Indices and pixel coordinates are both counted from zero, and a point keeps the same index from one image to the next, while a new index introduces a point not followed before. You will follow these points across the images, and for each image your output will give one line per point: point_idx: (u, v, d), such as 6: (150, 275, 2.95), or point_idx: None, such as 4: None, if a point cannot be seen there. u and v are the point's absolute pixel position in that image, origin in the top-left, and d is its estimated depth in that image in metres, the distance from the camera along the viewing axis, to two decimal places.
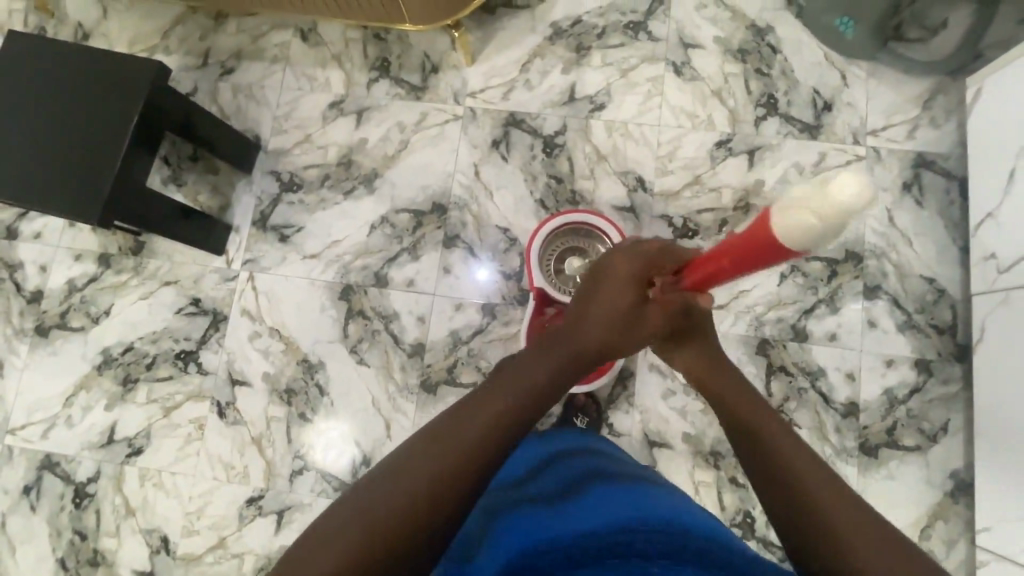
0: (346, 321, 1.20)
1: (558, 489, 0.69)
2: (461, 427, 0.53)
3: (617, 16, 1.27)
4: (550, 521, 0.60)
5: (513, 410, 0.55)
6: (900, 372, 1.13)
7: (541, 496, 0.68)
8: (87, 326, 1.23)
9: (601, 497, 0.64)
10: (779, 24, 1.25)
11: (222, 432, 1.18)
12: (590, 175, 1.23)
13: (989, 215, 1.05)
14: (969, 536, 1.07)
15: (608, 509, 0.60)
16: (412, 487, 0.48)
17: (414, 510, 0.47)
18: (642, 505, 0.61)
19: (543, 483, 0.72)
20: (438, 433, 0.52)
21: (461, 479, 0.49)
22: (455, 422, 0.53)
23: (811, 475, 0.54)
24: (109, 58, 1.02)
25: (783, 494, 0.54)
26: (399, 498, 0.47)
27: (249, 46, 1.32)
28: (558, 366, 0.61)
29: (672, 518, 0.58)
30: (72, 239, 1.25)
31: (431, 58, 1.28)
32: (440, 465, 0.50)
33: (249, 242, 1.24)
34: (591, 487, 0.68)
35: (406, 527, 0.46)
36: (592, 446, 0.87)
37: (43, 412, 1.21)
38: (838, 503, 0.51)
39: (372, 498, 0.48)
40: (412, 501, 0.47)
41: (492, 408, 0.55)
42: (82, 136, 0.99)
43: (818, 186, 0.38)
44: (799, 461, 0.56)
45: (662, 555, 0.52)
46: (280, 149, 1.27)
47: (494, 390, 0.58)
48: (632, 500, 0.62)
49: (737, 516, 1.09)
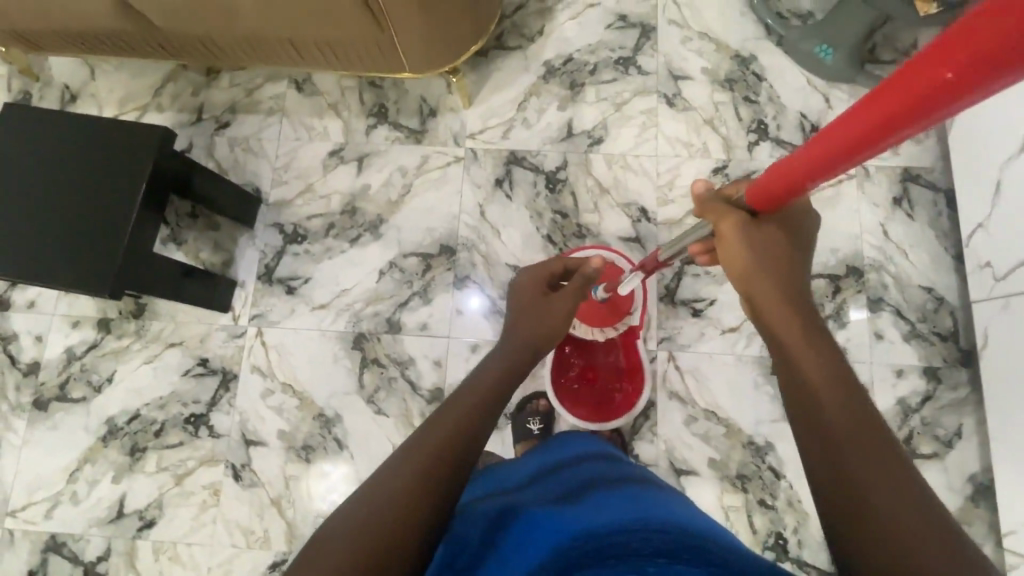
0: (361, 370, 1.18)
1: (559, 494, 0.67)
2: (436, 426, 0.59)
3: (607, 52, 1.31)
4: (553, 522, 0.57)
5: (473, 408, 0.63)
6: (911, 381, 1.16)
7: (542, 498, 0.66)
8: (89, 395, 1.18)
9: (603, 501, 0.62)
10: (762, 53, 1.30)
11: (239, 496, 1.14)
12: (594, 209, 1.25)
13: (980, 226, 1.10)
14: (994, 539, 1.09)
15: (607, 511, 0.58)
16: (399, 491, 0.52)
17: (401, 510, 0.50)
18: (638, 507, 0.59)
19: (548, 492, 0.68)
20: (417, 439, 0.58)
21: (439, 469, 0.54)
22: (433, 425, 0.60)
23: (857, 445, 0.51)
24: (110, 126, 1.00)
25: (820, 482, 0.52)
26: (392, 502, 0.51)
27: (243, 99, 1.32)
28: (504, 375, 0.72)
29: (660, 512, 0.57)
30: (69, 306, 1.21)
31: (428, 102, 1.30)
32: (417, 470, 0.54)
33: (256, 297, 1.22)
34: (591, 492, 0.66)
35: (398, 524, 0.49)
36: (595, 448, 0.84)
37: (46, 490, 1.15)
38: (885, 478, 0.49)
39: (362, 512, 0.50)
40: (398, 503, 0.51)
41: (460, 407, 0.63)
42: (84, 208, 0.97)
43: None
44: (838, 433, 0.52)
45: (656, 554, 0.50)
46: (282, 201, 1.26)
47: (460, 396, 0.65)
48: (629, 502, 0.60)
49: (769, 538, 1.10)
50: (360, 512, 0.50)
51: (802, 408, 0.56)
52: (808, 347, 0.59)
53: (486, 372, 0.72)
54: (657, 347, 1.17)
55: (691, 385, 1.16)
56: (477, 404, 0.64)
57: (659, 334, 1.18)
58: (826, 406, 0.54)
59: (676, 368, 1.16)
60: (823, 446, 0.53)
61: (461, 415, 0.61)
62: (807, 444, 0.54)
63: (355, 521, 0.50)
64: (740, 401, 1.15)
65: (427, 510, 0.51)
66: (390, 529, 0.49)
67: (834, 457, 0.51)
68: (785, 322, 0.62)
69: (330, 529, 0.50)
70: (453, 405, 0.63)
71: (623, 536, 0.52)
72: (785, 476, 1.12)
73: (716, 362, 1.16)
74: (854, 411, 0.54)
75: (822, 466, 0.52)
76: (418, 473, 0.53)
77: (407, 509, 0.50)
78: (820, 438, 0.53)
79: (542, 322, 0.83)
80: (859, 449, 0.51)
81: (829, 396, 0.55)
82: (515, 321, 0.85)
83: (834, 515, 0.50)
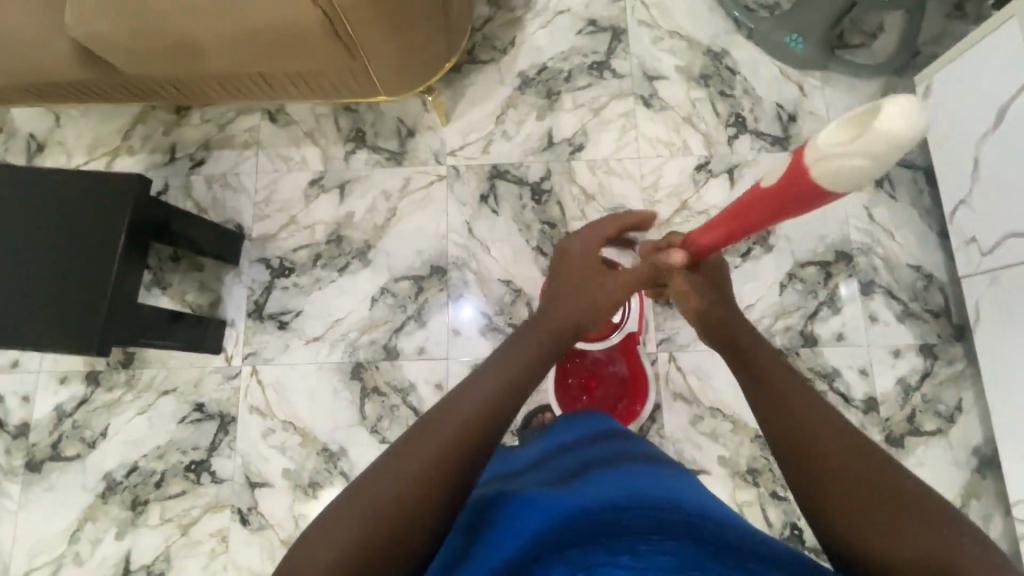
0: (362, 401, 1.17)
1: (556, 475, 0.61)
2: (446, 421, 0.54)
3: (580, 58, 1.31)
4: (544, 503, 0.53)
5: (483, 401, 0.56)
6: (909, 360, 1.17)
7: (539, 481, 0.61)
8: (83, 452, 1.15)
9: (599, 477, 0.57)
10: (733, 47, 1.31)
11: (248, 541, 1.11)
12: (582, 216, 1.24)
13: (962, 202, 1.11)
14: (1003, 509, 1.11)
15: (600, 488, 0.54)
16: (395, 495, 0.48)
17: (396, 513, 0.47)
18: (637, 484, 0.54)
19: (545, 474, 0.63)
20: (419, 429, 0.53)
21: (442, 474, 0.50)
22: (442, 419, 0.54)
23: (835, 447, 0.51)
24: (82, 177, 0.98)
25: (799, 477, 0.51)
26: (386, 506, 0.47)
27: (217, 134, 1.29)
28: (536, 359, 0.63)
29: (658, 488, 0.54)
30: (55, 361, 1.18)
31: (405, 122, 1.29)
32: (414, 470, 0.49)
33: (248, 335, 1.20)
34: (588, 470, 0.60)
35: (393, 528, 0.46)
36: (600, 421, 0.77)
37: (47, 553, 1.12)
38: (869, 467, 0.49)
39: (355, 514, 0.47)
40: (394, 507, 0.47)
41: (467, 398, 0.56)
42: (64, 264, 0.94)
43: (868, 113, 0.39)
44: (802, 428, 0.54)
45: (650, 530, 0.47)
46: (266, 235, 1.24)
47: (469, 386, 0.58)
48: (625, 477, 0.56)
49: (785, 531, 1.10)
50: (352, 509, 0.47)
51: (769, 410, 0.58)
52: (768, 362, 0.63)
53: (510, 360, 0.62)
54: (657, 350, 1.17)
55: (694, 384, 1.16)
56: (489, 400, 0.56)
57: (658, 336, 1.18)
58: (795, 412, 0.56)
59: (678, 369, 1.16)
60: (796, 444, 0.53)
61: (477, 413, 0.55)
62: (779, 442, 0.55)
63: (344, 514, 0.47)
64: (743, 396, 1.15)
65: (424, 515, 0.48)
66: (384, 534, 0.46)
67: (805, 457, 0.52)
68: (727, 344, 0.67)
69: (319, 525, 0.47)
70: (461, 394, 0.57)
71: (615, 512, 0.49)
72: None
73: (716, 359, 1.16)
74: (824, 414, 0.55)
75: (796, 458, 0.52)
76: (416, 475, 0.49)
77: (401, 510, 0.47)
78: (798, 436, 0.54)
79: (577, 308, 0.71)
80: (836, 449, 0.51)
81: (796, 403, 0.57)
82: (553, 301, 0.73)
83: (815, 507, 0.49)
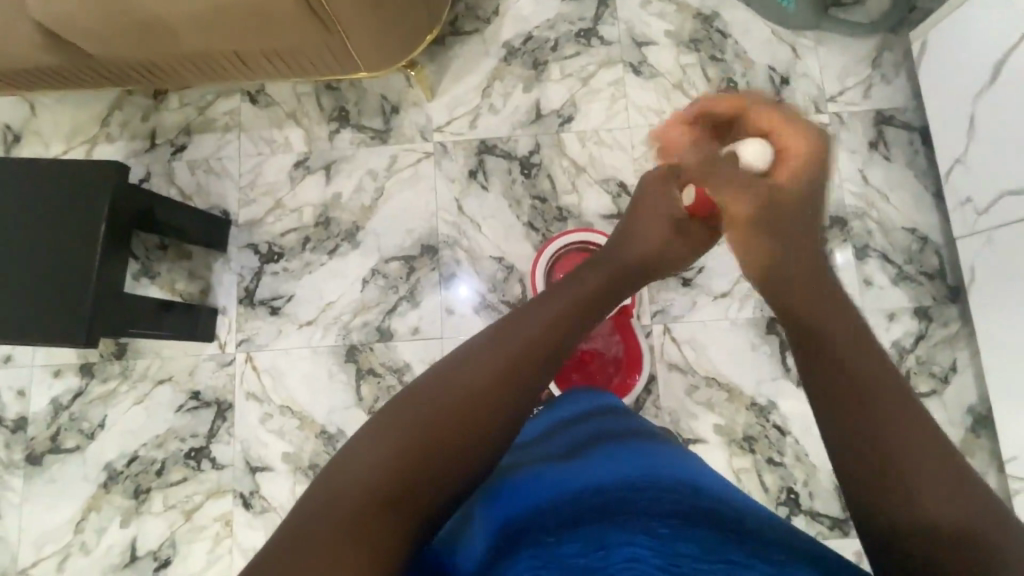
0: (357, 383, 1.17)
1: (562, 449, 0.60)
2: (453, 381, 0.53)
3: (566, 25, 1.27)
4: (555, 482, 0.53)
5: (504, 372, 0.54)
6: (903, 323, 1.17)
7: (546, 455, 0.60)
8: (83, 444, 1.16)
9: (608, 452, 0.57)
10: (724, 9, 1.27)
11: (252, 524, 1.13)
12: (573, 189, 1.22)
13: (957, 161, 1.10)
14: (996, 466, 1.12)
15: (612, 465, 0.54)
16: (398, 454, 0.48)
17: (401, 473, 0.47)
18: (650, 463, 0.54)
19: (549, 447, 0.62)
20: (430, 390, 0.53)
21: (451, 439, 0.50)
22: (461, 375, 0.54)
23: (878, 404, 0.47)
24: (57, 167, 0.95)
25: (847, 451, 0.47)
26: (390, 466, 0.48)
27: (197, 118, 1.26)
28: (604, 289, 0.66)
29: (668, 468, 0.53)
30: (48, 355, 1.18)
31: (389, 99, 1.25)
32: (422, 434, 0.50)
33: (240, 322, 1.19)
34: (596, 446, 0.60)
35: (397, 490, 0.47)
36: (600, 396, 0.74)
37: (53, 544, 1.13)
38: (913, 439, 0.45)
39: (359, 470, 0.47)
40: (399, 469, 0.47)
41: (485, 363, 0.54)
42: (45, 256, 0.93)
43: None
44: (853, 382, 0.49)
45: (668, 514, 0.47)
46: (253, 220, 1.22)
47: (495, 346, 0.56)
48: (636, 454, 0.56)
49: (781, 495, 1.11)
50: (357, 463, 0.48)
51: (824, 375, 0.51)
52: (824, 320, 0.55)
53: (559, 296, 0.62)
54: (652, 322, 1.17)
55: (689, 355, 1.16)
56: (508, 369, 0.54)
57: (652, 308, 1.17)
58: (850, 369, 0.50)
59: (673, 340, 1.16)
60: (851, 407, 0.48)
61: (491, 375, 0.54)
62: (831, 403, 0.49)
63: (347, 469, 0.48)
64: (738, 365, 1.15)
65: (429, 481, 0.48)
66: (388, 493, 0.46)
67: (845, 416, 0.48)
68: (806, 284, 0.61)
69: (328, 474, 0.48)
70: (478, 357, 0.55)
71: (630, 493, 0.49)
72: (791, 432, 1.13)
73: (712, 329, 1.16)
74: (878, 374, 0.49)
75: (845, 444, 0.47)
76: (421, 437, 0.49)
77: (409, 472, 0.48)
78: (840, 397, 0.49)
79: (648, 242, 0.74)
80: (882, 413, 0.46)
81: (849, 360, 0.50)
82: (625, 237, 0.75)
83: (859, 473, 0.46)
